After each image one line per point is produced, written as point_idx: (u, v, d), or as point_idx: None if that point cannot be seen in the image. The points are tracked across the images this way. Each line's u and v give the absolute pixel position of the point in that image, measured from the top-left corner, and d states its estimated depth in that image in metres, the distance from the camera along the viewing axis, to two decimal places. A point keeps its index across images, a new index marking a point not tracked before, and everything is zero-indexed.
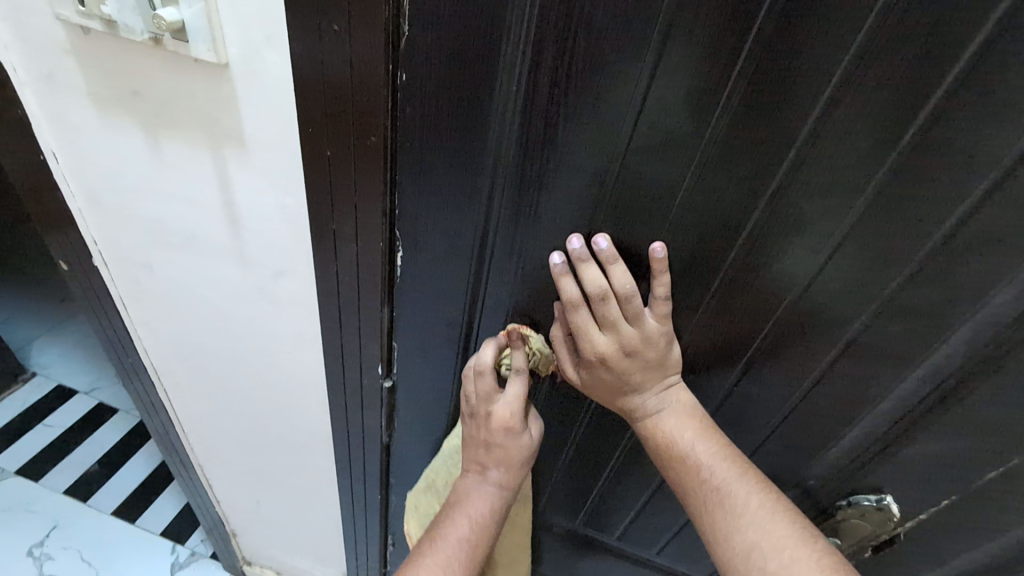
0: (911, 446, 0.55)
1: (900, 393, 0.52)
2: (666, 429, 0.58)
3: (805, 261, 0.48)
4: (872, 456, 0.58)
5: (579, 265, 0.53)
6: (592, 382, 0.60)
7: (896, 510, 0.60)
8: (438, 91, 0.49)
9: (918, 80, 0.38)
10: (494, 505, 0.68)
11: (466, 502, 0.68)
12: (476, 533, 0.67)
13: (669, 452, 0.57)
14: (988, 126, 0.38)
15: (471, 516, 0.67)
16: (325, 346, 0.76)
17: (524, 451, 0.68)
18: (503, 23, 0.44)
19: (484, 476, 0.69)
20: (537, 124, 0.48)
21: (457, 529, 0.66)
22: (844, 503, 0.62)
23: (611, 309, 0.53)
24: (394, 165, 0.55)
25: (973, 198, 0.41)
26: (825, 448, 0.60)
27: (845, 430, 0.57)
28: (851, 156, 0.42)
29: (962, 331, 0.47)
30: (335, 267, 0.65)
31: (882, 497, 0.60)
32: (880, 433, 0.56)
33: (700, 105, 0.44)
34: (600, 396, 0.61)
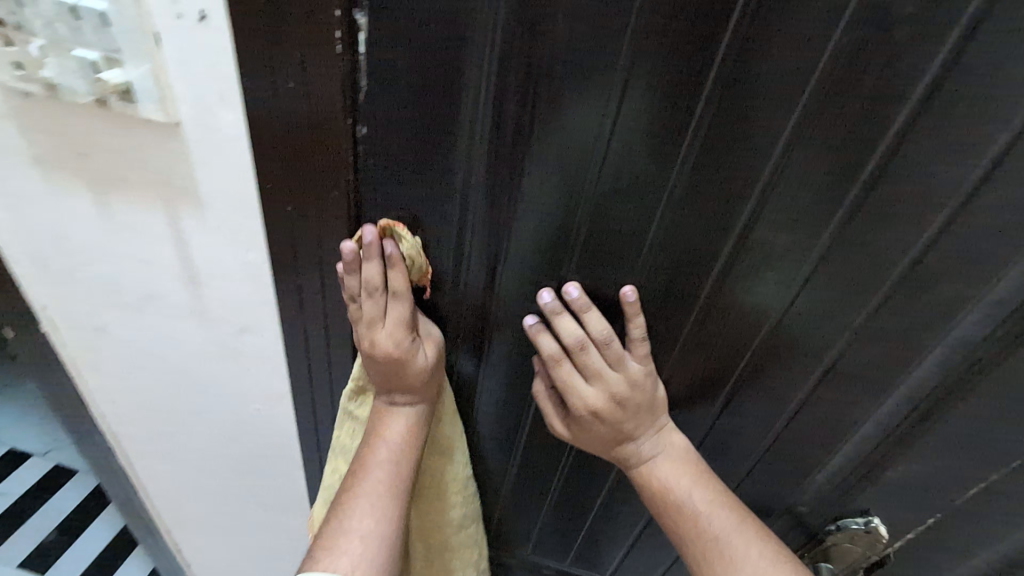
0: (895, 468, 0.56)
1: (880, 413, 0.53)
2: (662, 476, 0.57)
3: (777, 294, 0.49)
4: (858, 477, 0.59)
5: (554, 318, 0.53)
6: (581, 433, 0.60)
7: (884, 532, 0.59)
8: (400, 142, 0.48)
9: (873, 115, 0.39)
10: (413, 434, 0.61)
11: (381, 433, 0.60)
12: (394, 426, 0.60)
13: (665, 499, 0.57)
14: (944, 159, 0.39)
15: (387, 438, 0.59)
16: (296, 401, 0.73)
17: (428, 379, 0.59)
18: (462, 77, 0.43)
19: (395, 411, 0.60)
20: (504, 171, 0.48)
21: (376, 461, 0.59)
22: (833, 527, 0.63)
23: (592, 356, 0.54)
24: (359, 215, 0.54)
25: (933, 228, 0.42)
26: (812, 470, 0.61)
27: (829, 450, 0.58)
28: (814, 191, 0.43)
29: (934, 354, 0.47)
30: (302, 321, 0.63)
31: (869, 519, 0.60)
32: (863, 455, 0.57)
33: (665, 148, 0.44)
34: (595, 446, 0.61)
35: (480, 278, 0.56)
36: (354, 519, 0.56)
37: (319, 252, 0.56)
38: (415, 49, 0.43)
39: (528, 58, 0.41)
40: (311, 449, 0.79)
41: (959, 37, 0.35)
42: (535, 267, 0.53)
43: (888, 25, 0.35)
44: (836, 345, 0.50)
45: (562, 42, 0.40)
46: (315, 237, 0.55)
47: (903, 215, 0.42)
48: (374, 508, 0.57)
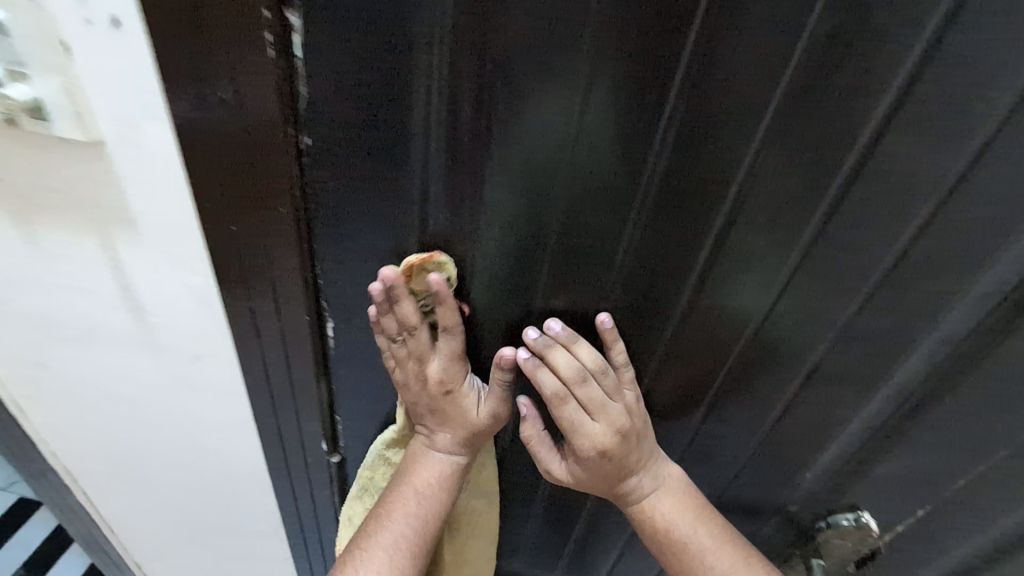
0: (882, 463, 0.54)
1: (867, 410, 0.52)
2: (664, 513, 0.56)
3: (758, 295, 0.47)
4: (847, 474, 0.57)
5: (547, 352, 0.50)
6: (588, 474, 0.56)
7: (875, 528, 0.57)
8: (349, 154, 0.44)
9: (852, 106, 0.36)
10: (446, 487, 0.59)
11: (411, 481, 0.59)
12: (427, 476, 0.59)
13: (669, 537, 0.56)
14: (927, 150, 0.36)
15: (415, 488, 0.58)
16: (261, 429, 0.69)
17: (481, 432, 0.58)
18: (410, 79, 0.40)
19: (431, 461, 0.59)
20: (465, 180, 0.44)
21: (399, 511, 0.58)
22: (824, 523, 0.61)
23: (593, 389, 0.51)
24: (311, 232, 0.50)
25: (917, 222, 0.40)
26: (801, 467, 0.59)
27: (818, 447, 0.57)
28: (793, 189, 0.40)
29: (920, 350, 0.46)
30: (259, 347, 0.59)
31: (860, 516, 0.58)
32: (852, 451, 0.56)
33: (634, 149, 0.41)
34: (596, 487, 0.57)
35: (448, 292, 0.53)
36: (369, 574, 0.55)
37: (272, 273, 0.52)
38: (356, 50, 0.39)
39: (480, 57, 0.38)
40: (282, 478, 0.75)
41: (940, 20, 0.32)
42: (506, 278, 0.51)
43: (864, 9, 0.32)
44: (821, 342, 0.48)
45: (516, 38, 0.37)
46: (265, 258, 0.51)
47: (887, 209, 0.40)
48: (391, 562, 0.56)
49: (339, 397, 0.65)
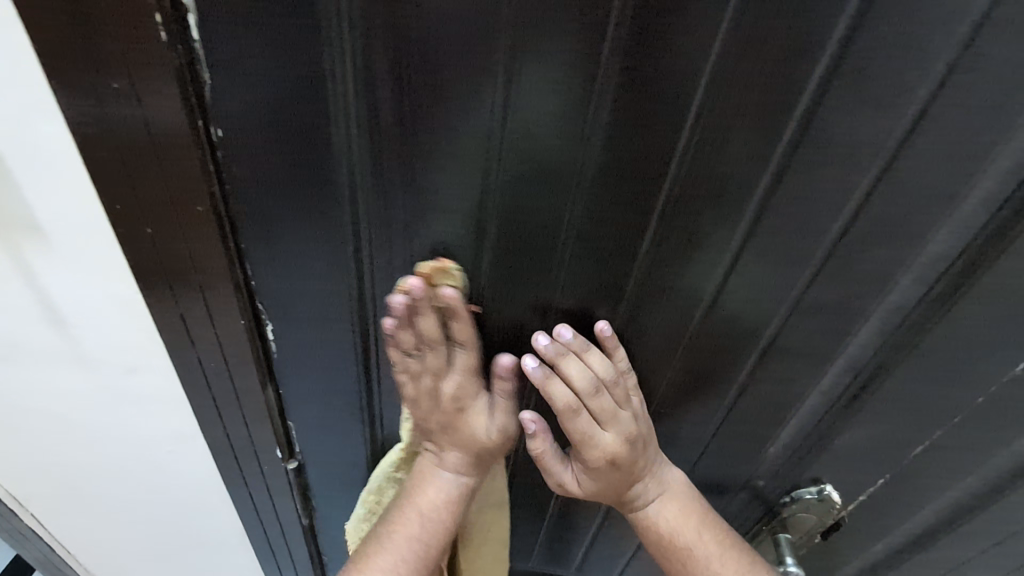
0: (841, 437, 0.55)
1: (819, 387, 0.52)
2: (669, 518, 0.56)
3: (707, 274, 0.45)
4: (807, 447, 0.58)
5: (558, 361, 0.49)
6: (598, 483, 0.55)
7: (837, 499, 0.59)
8: (266, 145, 0.41)
9: (787, 76, 0.34)
10: (450, 509, 0.58)
11: (414, 500, 0.57)
12: (431, 495, 0.57)
13: (672, 543, 0.56)
14: (867, 116, 0.35)
15: (420, 508, 0.57)
16: (210, 444, 0.66)
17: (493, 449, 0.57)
18: (320, 65, 0.37)
19: (436, 480, 0.58)
20: (393, 168, 0.42)
21: (400, 532, 0.56)
22: (789, 498, 0.63)
23: (604, 400, 0.50)
24: (235, 231, 0.47)
25: (861, 192, 0.38)
26: (764, 445, 0.59)
27: (778, 425, 0.56)
28: (735, 162, 0.39)
29: (869, 321, 0.45)
30: (195, 354, 0.55)
31: (821, 488, 0.59)
32: (811, 426, 0.56)
33: (569, 127, 0.39)
34: (602, 496, 0.57)
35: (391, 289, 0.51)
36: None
37: (199, 276, 0.49)
38: (257, 33, 0.36)
39: (393, 37, 0.35)
40: (240, 494, 0.72)
41: None
42: (447, 274, 0.48)
43: None
44: (772, 321, 0.48)
45: (430, 11, 0.34)
46: (189, 260, 0.47)
47: (830, 183, 0.38)
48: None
49: (289, 401, 0.63)
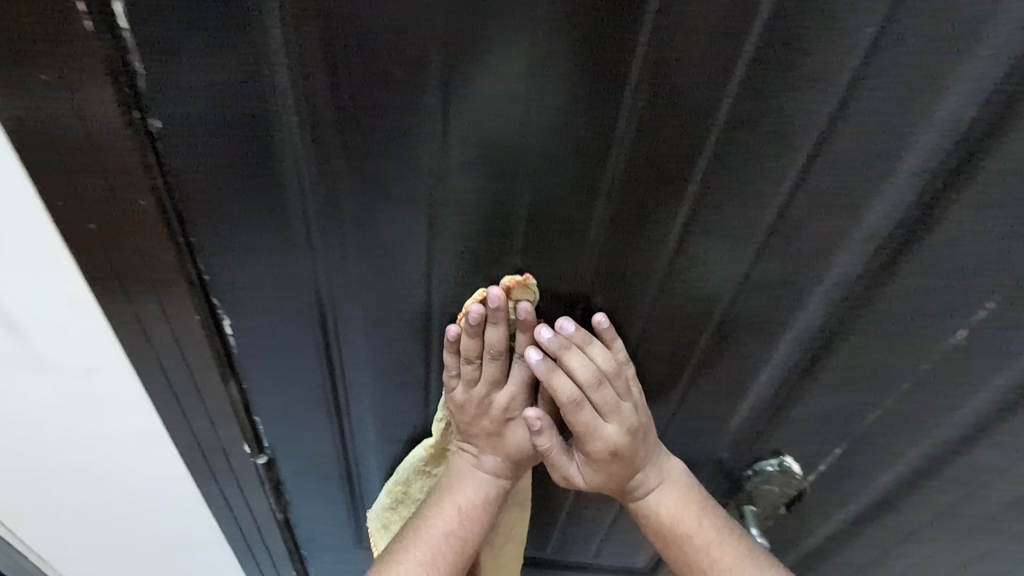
0: (838, 443, 0.52)
1: (824, 402, 0.48)
2: (669, 506, 0.53)
3: (720, 286, 0.41)
4: (799, 455, 0.55)
5: (562, 354, 0.44)
6: (600, 474, 0.52)
7: (796, 468, 0.56)
8: (212, 139, 0.35)
9: (810, 101, 0.30)
10: (485, 507, 0.54)
11: (449, 498, 0.54)
12: (470, 490, 0.54)
13: (672, 530, 0.54)
14: (901, 128, 0.31)
15: (456, 505, 0.53)
16: (182, 458, 0.60)
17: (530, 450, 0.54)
18: (255, 58, 0.32)
19: (475, 474, 0.55)
20: (361, 165, 0.36)
21: (431, 529, 0.53)
22: (749, 472, 0.58)
23: (609, 392, 0.46)
24: (186, 227, 0.40)
25: (897, 207, 0.34)
26: (755, 450, 0.57)
27: (783, 441, 0.54)
28: (757, 170, 0.34)
29: (886, 342, 0.42)
30: (153, 355, 0.48)
31: (783, 460, 0.56)
32: (805, 436, 0.53)
33: (567, 128, 0.33)
34: (603, 487, 0.54)
35: (380, 306, 0.45)
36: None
37: (157, 277, 0.42)
38: (190, 15, 0.30)
39: (331, 32, 0.30)
40: (221, 512, 0.67)
41: None
42: (435, 296, 0.44)
43: None
44: (790, 347, 0.44)
45: None
46: (141, 260, 0.40)
47: (867, 213, 0.35)
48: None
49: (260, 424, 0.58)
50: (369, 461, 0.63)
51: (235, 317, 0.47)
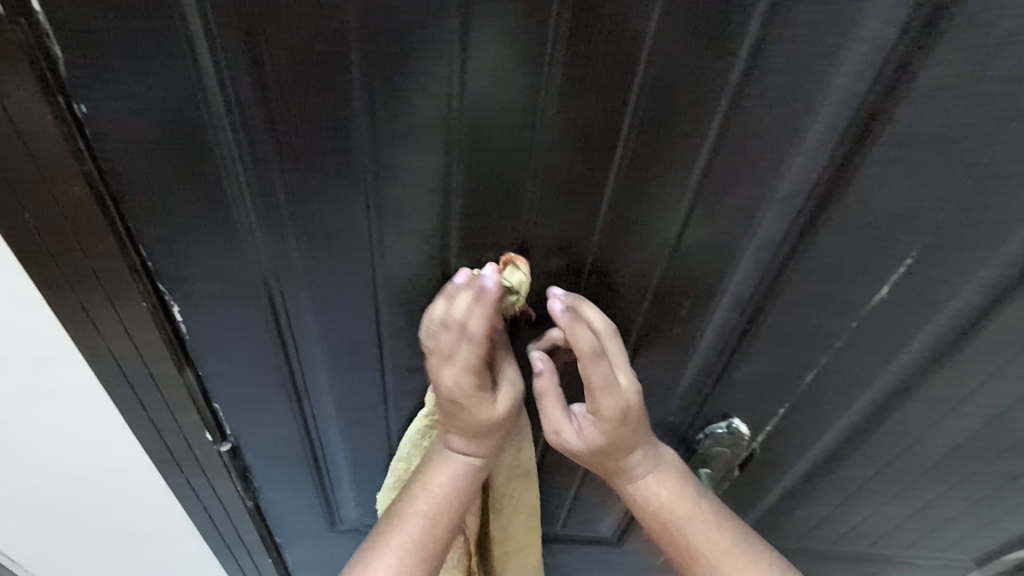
0: (787, 394, 0.54)
1: (771, 356, 0.50)
2: (671, 486, 0.51)
3: (660, 243, 0.41)
4: (752, 411, 0.57)
5: (581, 306, 0.43)
6: (606, 438, 0.48)
7: (745, 429, 0.58)
8: (141, 118, 0.36)
9: (717, 67, 0.32)
10: (463, 494, 0.49)
11: (420, 490, 0.49)
12: (442, 479, 0.49)
13: (676, 511, 0.51)
14: (807, 77, 0.32)
15: (424, 498, 0.49)
16: (149, 450, 0.60)
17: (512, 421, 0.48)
18: (177, 43, 0.32)
19: (448, 461, 0.49)
20: (294, 132, 0.36)
21: (400, 530, 0.48)
22: (702, 436, 0.60)
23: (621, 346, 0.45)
24: (123, 211, 0.40)
25: (814, 153, 0.35)
26: (713, 412, 0.58)
27: (732, 405, 0.56)
28: (683, 122, 0.34)
29: (821, 289, 0.43)
30: (104, 346, 0.48)
31: (732, 422, 0.57)
32: (756, 392, 0.54)
33: (492, 89, 0.34)
34: (598, 459, 0.50)
35: (332, 282, 0.46)
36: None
37: (99, 264, 0.42)
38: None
39: (247, 15, 0.31)
40: (191, 503, 0.67)
41: None
42: (383, 271, 0.45)
43: None
44: (731, 308, 0.46)
45: None
46: (80, 248, 0.41)
47: (786, 171, 0.36)
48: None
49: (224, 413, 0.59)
50: (334, 442, 0.64)
51: (187, 300, 0.47)
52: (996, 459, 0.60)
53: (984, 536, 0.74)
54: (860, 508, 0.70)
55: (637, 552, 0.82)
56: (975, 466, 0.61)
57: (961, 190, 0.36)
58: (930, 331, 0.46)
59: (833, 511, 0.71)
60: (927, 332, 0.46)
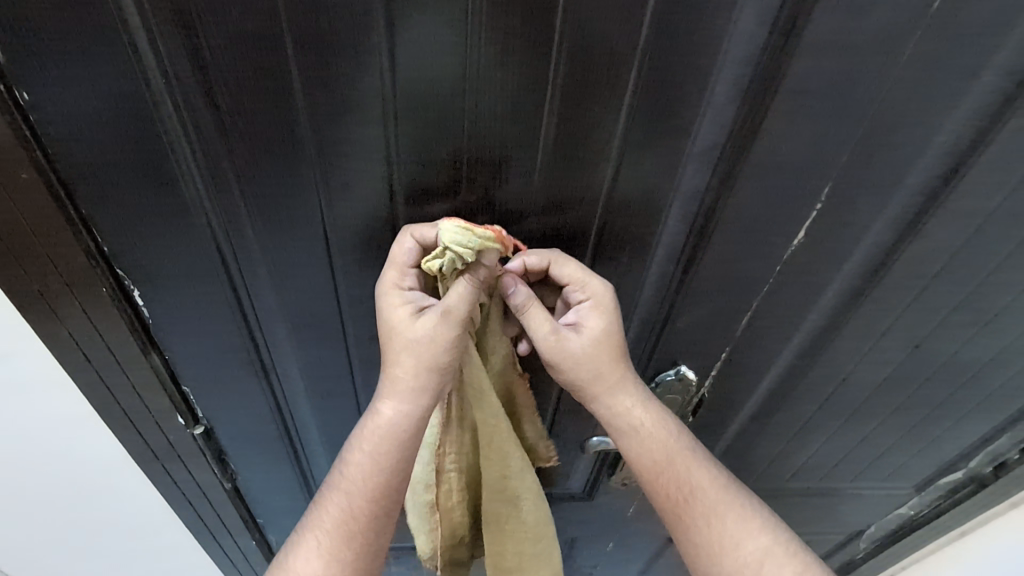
0: (729, 337, 0.58)
1: (710, 302, 0.54)
2: (659, 411, 0.54)
3: (595, 199, 0.44)
4: (699, 358, 0.61)
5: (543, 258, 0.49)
6: (605, 326, 0.49)
7: (692, 375, 0.62)
8: (85, 104, 0.37)
9: (628, 31, 0.35)
10: (382, 457, 0.50)
11: (349, 452, 0.52)
12: (363, 442, 0.50)
13: (665, 432, 0.54)
14: (708, 36, 0.35)
15: (347, 458, 0.52)
16: (120, 440, 0.60)
17: (411, 356, 0.47)
18: (112, 29, 0.33)
19: (369, 423, 0.50)
20: (236, 109, 0.38)
21: (333, 486, 0.52)
22: (653, 386, 0.64)
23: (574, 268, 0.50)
24: (75, 198, 0.41)
25: (724, 106, 0.39)
26: (663, 362, 0.61)
27: (678, 353, 0.60)
28: (602, 82, 0.37)
29: (745, 235, 0.47)
30: (68, 335, 0.49)
31: (679, 369, 0.61)
32: (699, 339, 0.58)
33: (424, 59, 0.36)
34: (600, 358, 0.51)
35: (289, 257, 0.48)
36: (300, 559, 0.52)
37: (56, 251, 0.43)
38: None
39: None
40: (168, 491, 0.68)
41: None
42: (338, 242, 0.47)
43: None
44: (667, 258, 0.50)
45: None
46: (35, 236, 0.42)
47: (700, 125, 0.40)
48: (321, 544, 0.52)
49: (195, 397, 0.60)
50: (306, 417, 0.66)
51: (147, 283, 0.48)
52: (921, 388, 0.65)
53: (918, 463, 0.81)
54: (806, 445, 0.76)
55: (605, 505, 0.87)
56: (903, 397, 0.67)
57: (857, 135, 0.41)
58: (847, 269, 0.51)
59: (781, 450, 0.77)
60: (845, 271, 0.51)
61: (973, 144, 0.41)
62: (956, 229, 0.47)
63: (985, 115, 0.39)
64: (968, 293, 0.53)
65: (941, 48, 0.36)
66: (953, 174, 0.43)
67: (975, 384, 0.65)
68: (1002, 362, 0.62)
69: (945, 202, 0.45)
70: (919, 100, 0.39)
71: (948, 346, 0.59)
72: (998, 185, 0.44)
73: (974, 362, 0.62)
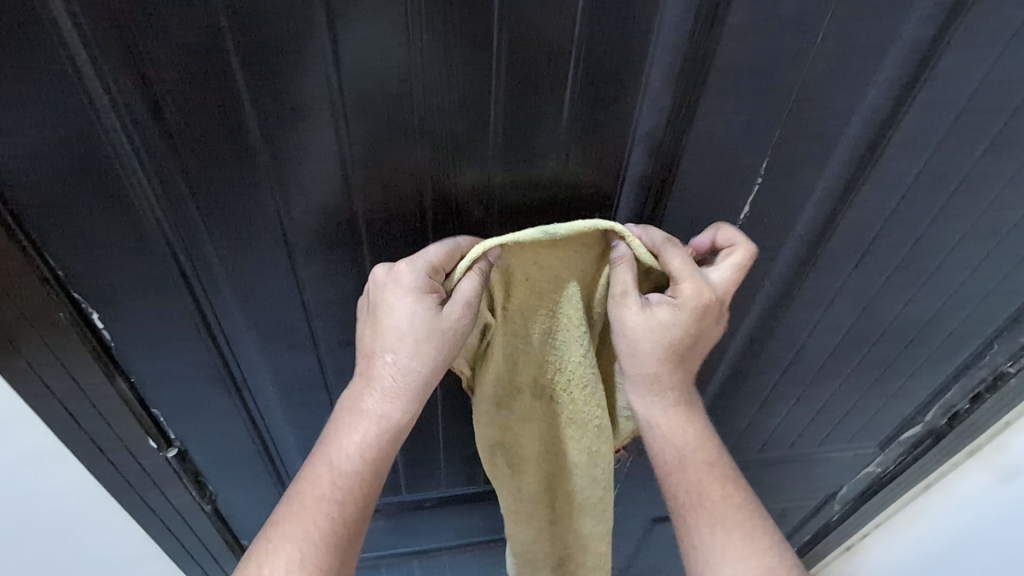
0: None
1: None
2: (685, 424, 0.52)
3: (549, 187, 0.46)
4: None
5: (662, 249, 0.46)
6: (669, 320, 0.47)
7: None
8: (27, 126, 0.36)
9: (564, 28, 0.37)
10: (377, 454, 0.48)
11: (336, 454, 0.48)
12: (357, 442, 0.48)
13: (692, 443, 0.52)
14: (640, 30, 0.37)
15: (335, 459, 0.48)
16: (88, 473, 0.58)
17: (415, 355, 0.46)
18: (47, 40, 0.33)
19: (359, 424, 0.48)
20: (183, 123, 0.38)
21: (320, 494, 0.47)
22: None
23: (678, 262, 0.46)
24: (23, 224, 0.41)
25: (658, 95, 0.41)
26: None
27: None
28: (543, 76, 0.39)
29: (693, 214, 0.50)
30: (25, 365, 0.47)
31: None
32: None
33: (368, 63, 0.37)
34: (648, 345, 0.47)
35: (252, 268, 0.48)
36: (279, 567, 0.45)
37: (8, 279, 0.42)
38: None
39: (114, 8, 0.32)
40: (148, 522, 0.67)
41: None
42: (300, 252, 0.47)
43: None
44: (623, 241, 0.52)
45: None
46: None
47: (640, 112, 0.42)
48: (304, 557, 0.46)
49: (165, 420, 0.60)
50: (282, 430, 0.65)
51: (105, 305, 0.48)
52: (873, 349, 0.69)
53: (880, 423, 0.85)
54: (773, 416, 0.79)
55: None
56: (857, 359, 0.70)
57: (786, 113, 0.43)
58: (791, 241, 0.54)
59: (751, 423, 0.79)
60: (791, 242, 0.54)
61: (891, 114, 0.45)
62: (885, 194, 0.50)
63: (900, 82, 0.43)
64: (904, 255, 0.57)
65: (851, 27, 0.39)
66: (876, 142, 0.46)
67: (921, 340, 0.69)
68: (944, 317, 0.66)
69: (870, 171, 0.48)
70: (838, 76, 0.42)
71: (892, 306, 0.63)
72: (916, 149, 0.47)
73: (917, 321, 0.66)
